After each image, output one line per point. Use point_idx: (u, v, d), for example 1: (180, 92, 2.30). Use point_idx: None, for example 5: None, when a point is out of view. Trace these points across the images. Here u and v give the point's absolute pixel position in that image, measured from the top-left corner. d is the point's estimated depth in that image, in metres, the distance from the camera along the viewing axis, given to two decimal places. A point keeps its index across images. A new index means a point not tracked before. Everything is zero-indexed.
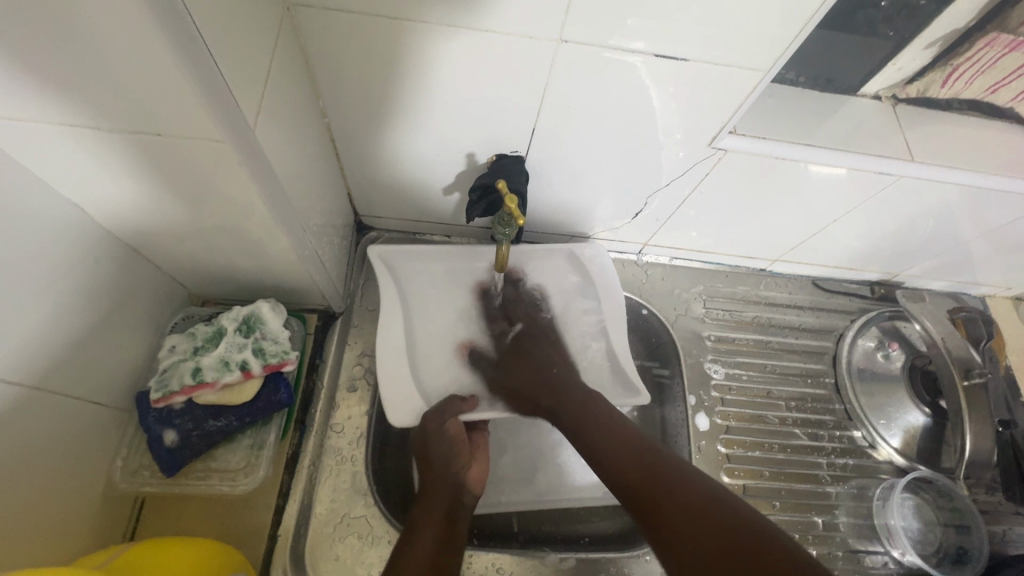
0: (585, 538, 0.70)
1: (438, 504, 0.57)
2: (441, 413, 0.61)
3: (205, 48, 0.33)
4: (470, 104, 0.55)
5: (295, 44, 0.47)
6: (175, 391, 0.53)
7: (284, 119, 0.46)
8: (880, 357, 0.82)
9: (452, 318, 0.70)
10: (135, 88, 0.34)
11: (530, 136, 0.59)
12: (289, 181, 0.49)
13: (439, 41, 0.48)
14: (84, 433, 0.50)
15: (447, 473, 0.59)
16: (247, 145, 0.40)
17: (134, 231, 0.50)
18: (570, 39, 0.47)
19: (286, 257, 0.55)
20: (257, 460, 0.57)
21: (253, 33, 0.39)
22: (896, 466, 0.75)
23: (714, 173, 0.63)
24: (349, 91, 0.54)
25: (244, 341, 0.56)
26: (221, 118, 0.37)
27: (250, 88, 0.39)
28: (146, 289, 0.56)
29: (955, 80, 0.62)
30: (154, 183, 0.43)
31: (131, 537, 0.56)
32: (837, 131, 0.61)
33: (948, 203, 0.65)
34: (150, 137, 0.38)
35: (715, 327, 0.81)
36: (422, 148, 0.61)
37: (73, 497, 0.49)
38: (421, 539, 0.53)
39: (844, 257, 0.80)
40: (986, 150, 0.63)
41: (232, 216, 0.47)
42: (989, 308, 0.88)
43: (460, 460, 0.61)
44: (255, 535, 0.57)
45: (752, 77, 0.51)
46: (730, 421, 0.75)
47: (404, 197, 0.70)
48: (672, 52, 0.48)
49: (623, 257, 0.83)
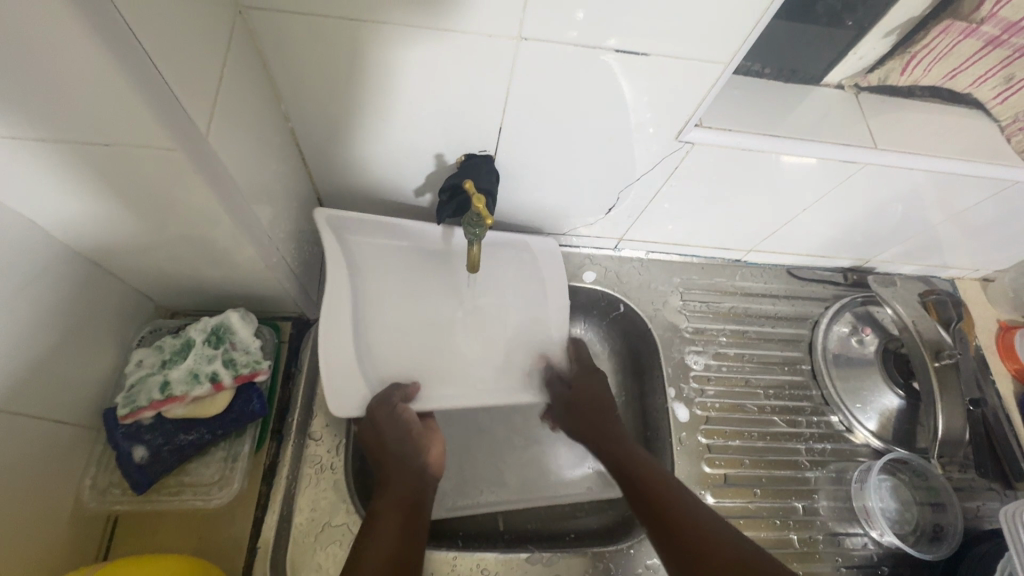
0: (571, 534, 0.71)
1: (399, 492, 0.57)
2: (388, 398, 0.61)
3: (145, 54, 0.32)
4: (437, 105, 0.55)
5: (250, 48, 0.46)
6: (143, 406, 0.51)
7: (242, 124, 0.45)
8: (854, 342, 0.83)
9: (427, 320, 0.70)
10: (77, 96, 0.33)
11: (497, 135, 0.59)
12: (251, 187, 0.48)
13: (401, 43, 0.47)
14: (48, 454, 0.48)
15: (404, 462, 0.59)
16: (201, 151, 0.39)
17: (94, 245, 0.49)
18: (530, 37, 0.47)
19: (252, 264, 0.54)
20: (230, 472, 0.57)
21: (199, 37, 0.38)
22: (872, 449, 0.76)
23: (684, 166, 0.64)
24: (310, 94, 0.53)
25: (213, 351, 0.55)
26: (169, 124, 0.35)
27: (200, 93, 0.38)
28: (108, 303, 0.54)
29: (913, 68, 0.63)
30: (108, 194, 0.42)
31: (103, 557, 0.54)
32: (802, 120, 0.62)
33: (912, 188, 0.66)
34: (98, 147, 0.37)
35: (692, 318, 0.82)
36: (389, 149, 0.60)
37: (40, 519, 0.47)
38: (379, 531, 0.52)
39: (815, 245, 0.81)
40: (948, 135, 0.64)
41: (193, 225, 0.46)
42: (959, 290, 0.90)
43: (417, 447, 0.61)
44: (233, 547, 0.56)
45: (715, 72, 0.51)
46: (710, 411, 0.76)
47: (375, 200, 0.69)
48: (633, 48, 0.48)
49: (600, 253, 0.83)
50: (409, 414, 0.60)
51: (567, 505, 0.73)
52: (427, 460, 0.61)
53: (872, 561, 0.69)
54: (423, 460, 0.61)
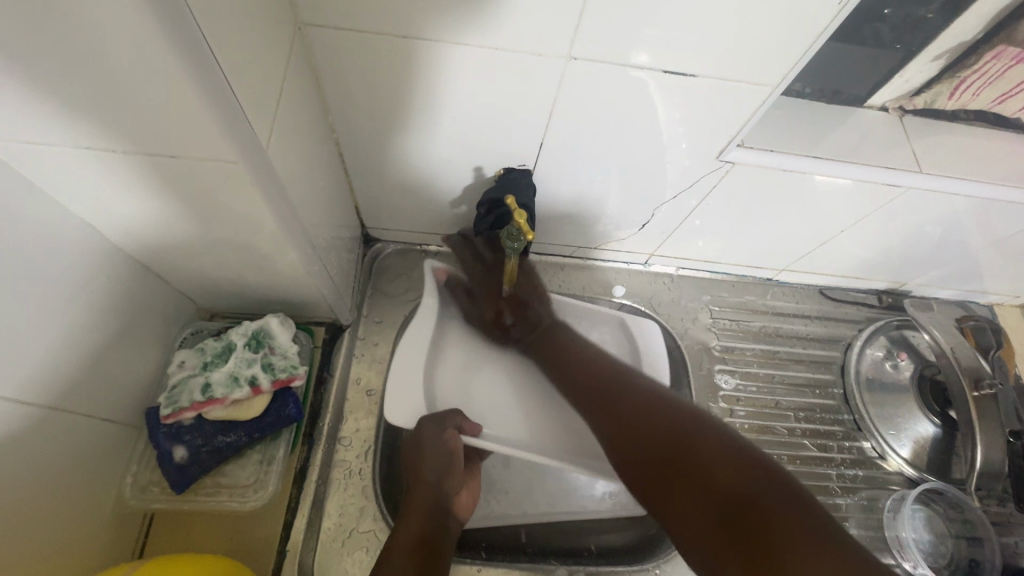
0: (594, 548, 0.70)
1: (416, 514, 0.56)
2: (444, 419, 0.60)
3: (221, 74, 0.34)
4: (480, 120, 0.55)
5: (306, 61, 0.48)
6: (184, 407, 0.53)
7: (295, 135, 0.46)
8: (888, 367, 0.81)
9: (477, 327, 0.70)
10: (151, 110, 0.34)
11: (537, 150, 0.59)
12: (299, 197, 0.49)
13: (453, 60, 0.48)
14: (94, 450, 0.50)
15: (435, 488, 0.57)
16: (260, 165, 0.40)
17: (145, 248, 0.50)
18: (579, 56, 0.48)
19: (295, 271, 0.55)
20: (265, 476, 0.57)
21: (265, 54, 0.39)
22: (905, 477, 0.75)
23: (722, 185, 0.63)
24: (358, 107, 0.54)
25: (253, 356, 0.56)
26: (235, 139, 0.37)
27: (263, 108, 0.39)
28: (154, 305, 0.56)
29: (962, 91, 0.62)
30: (165, 201, 0.43)
31: (140, 553, 0.55)
32: (844, 141, 0.61)
33: (955, 213, 0.65)
34: (163, 158, 0.38)
35: (722, 336, 0.81)
36: (429, 161, 0.61)
37: (83, 514, 0.49)
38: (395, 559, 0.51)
39: (851, 267, 0.80)
40: (994, 160, 0.63)
41: (242, 231, 0.47)
42: (997, 316, 0.87)
43: (454, 481, 0.59)
44: (263, 548, 0.57)
45: (761, 93, 0.51)
46: (739, 432, 0.75)
47: (411, 209, 0.70)
48: (680, 68, 0.49)
49: (630, 268, 0.83)
50: (460, 449, 0.59)
51: (589, 522, 0.72)
52: (456, 498, 0.60)
53: None
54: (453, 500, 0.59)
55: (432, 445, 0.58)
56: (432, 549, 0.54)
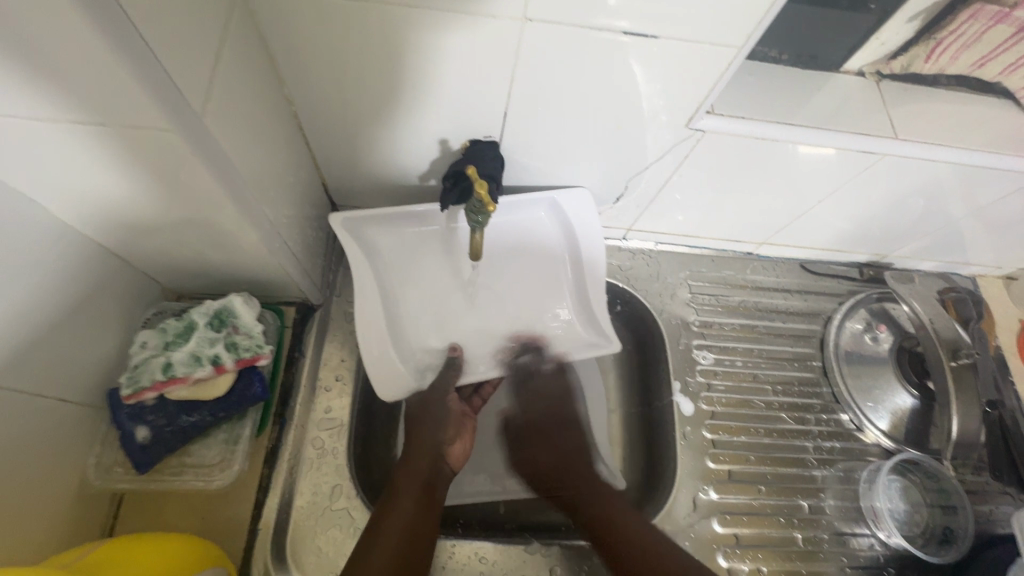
0: (571, 523, 0.71)
1: (419, 467, 0.62)
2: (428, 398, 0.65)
3: (134, 30, 0.32)
4: (440, 89, 0.53)
5: (250, 27, 0.46)
6: (146, 387, 0.52)
7: (239, 103, 0.44)
8: (868, 340, 0.81)
9: (453, 306, 0.68)
10: (69, 72, 0.32)
11: (503, 121, 0.58)
12: (249, 169, 0.47)
13: (402, 22, 0.46)
14: (53, 433, 0.49)
15: (428, 443, 0.64)
16: (197, 132, 0.39)
17: (96, 226, 0.49)
18: (536, 19, 0.45)
19: (254, 249, 0.54)
20: (233, 455, 0.57)
21: (193, 17, 0.37)
22: (883, 448, 0.75)
23: (694, 154, 0.62)
24: (311, 74, 0.52)
25: (216, 335, 0.55)
26: (164, 106, 0.35)
27: (195, 73, 0.38)
28: (113, 285, 0.54)
29: (939, 54, 0.61)
30: (105, 176, 0.42)
31: (109, 533, 0.55)
32: (820, 108, 0.60)
33: (936, 181, 0.64)
34: (95, 127, 0.37)
35: (700, 311, 0.80)
36: (394, 135, 0.60)
37: (47, 495, 0.49)
38: (392, 514, 0.56)
39: (832, 239, 0.79)
40: (973, 125, 0.61)
41: (195, 208, 0.46)
42: (980, 288, 0.87)
43: (447, 432, 0.66)
44: (235, 529, 0.57)
45: (728, 55, 0.49)
46: (716, 407, 0.75)
47: (381, 186, 0.68)
48: (642, 30, 0.46)
49: (608, 244, 0.82)
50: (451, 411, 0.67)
51: None
52: (451, 449, 0.66)
53: (879, 562, 0.68)
54: (444, 450, 0.65)
55: (437, 410, 0.65)
56: (427, 492, 0.60)
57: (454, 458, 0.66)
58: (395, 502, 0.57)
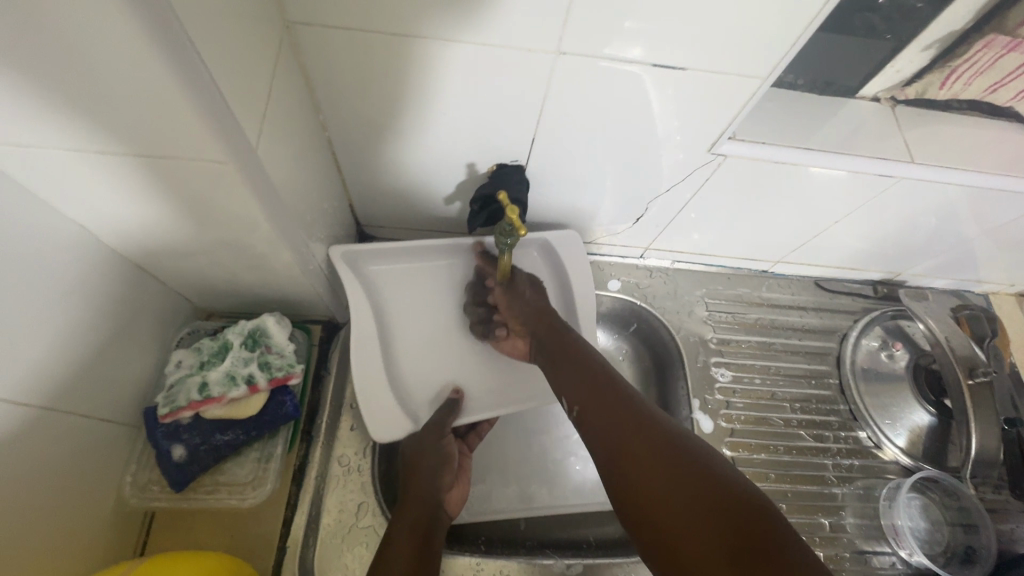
0: (591, 540, 0.71)
1: (418, 512, 0.56)
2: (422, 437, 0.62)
3: (206, 71, 0.34)
4: (471, 116, 0.55)
5: (295, 60, 0.48)
6: (182, 406, 0.53)
7: (285, 132, 0.46)
8: (884, 357, 0.82)
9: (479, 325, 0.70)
10: (136, 110, 0.34)
11: (529, 146, 0.59)
12: (290, 193, 0.49)
13: (438, 54, 0.48)
14: (93, 452, 0.50)
15: (429, 487, 0.58)
16: (249, 162, 0.40)
17: (138, 249, 0.50)
18: (568, 51, 0.47)
19: (289, 271, 0.55)
20: (265, 473, 0.57)
21: (250, 53, 0.39)
22: (901, 466, 0.75)
23: (715, 177, 0.63)
24: (347, 103, 0.53)
25: (250, 355, 0.56)
26: (224, 139, 0.37)
27: (250, 107, 0.40)
28: (150, 306, 0.56)
29: (953, 81, 0.63)
30: (152, 203, 0.44)
31: (141, 551, 0.56)
32: (837, 132, 0.62)
33: (950, 203, 0.65)
34: (150, 157, 0.39)
35: (717, 329, 0.81)
36: (423, 159, 0.61)
37: (86, 512, 0.49)
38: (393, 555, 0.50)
39: (846, 257, 0.80)
40: (987, 150, 0.63)
41: (234, 231, 0.47)
42: (993, 305, 0.88)
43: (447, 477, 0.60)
44: (264, 546, 0.58)
45: (751, 84, 0.51)
46: (735, 423, 0.75)
47: (406, 208, 0.70)
48: (670, 61, 0.48)
49: (626, 262, 0.84)
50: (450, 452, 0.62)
51: (587, 515, 0.73)
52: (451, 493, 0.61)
53: None
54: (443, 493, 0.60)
55: (432, 453, 0.60)
56: (426, 544, 0.53)
57: (453, 504, 0.61)
58: (393, 546, 0.52)
